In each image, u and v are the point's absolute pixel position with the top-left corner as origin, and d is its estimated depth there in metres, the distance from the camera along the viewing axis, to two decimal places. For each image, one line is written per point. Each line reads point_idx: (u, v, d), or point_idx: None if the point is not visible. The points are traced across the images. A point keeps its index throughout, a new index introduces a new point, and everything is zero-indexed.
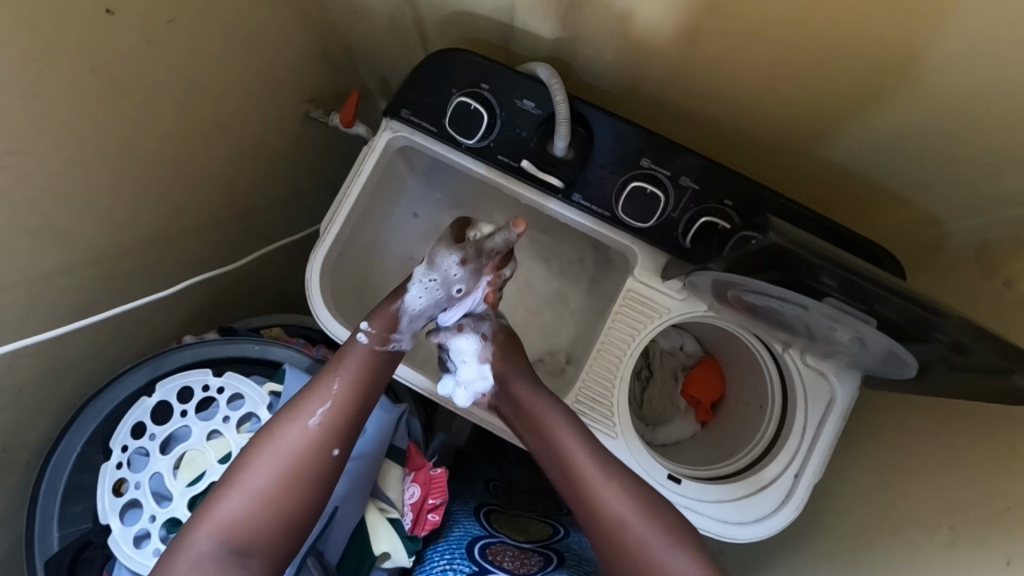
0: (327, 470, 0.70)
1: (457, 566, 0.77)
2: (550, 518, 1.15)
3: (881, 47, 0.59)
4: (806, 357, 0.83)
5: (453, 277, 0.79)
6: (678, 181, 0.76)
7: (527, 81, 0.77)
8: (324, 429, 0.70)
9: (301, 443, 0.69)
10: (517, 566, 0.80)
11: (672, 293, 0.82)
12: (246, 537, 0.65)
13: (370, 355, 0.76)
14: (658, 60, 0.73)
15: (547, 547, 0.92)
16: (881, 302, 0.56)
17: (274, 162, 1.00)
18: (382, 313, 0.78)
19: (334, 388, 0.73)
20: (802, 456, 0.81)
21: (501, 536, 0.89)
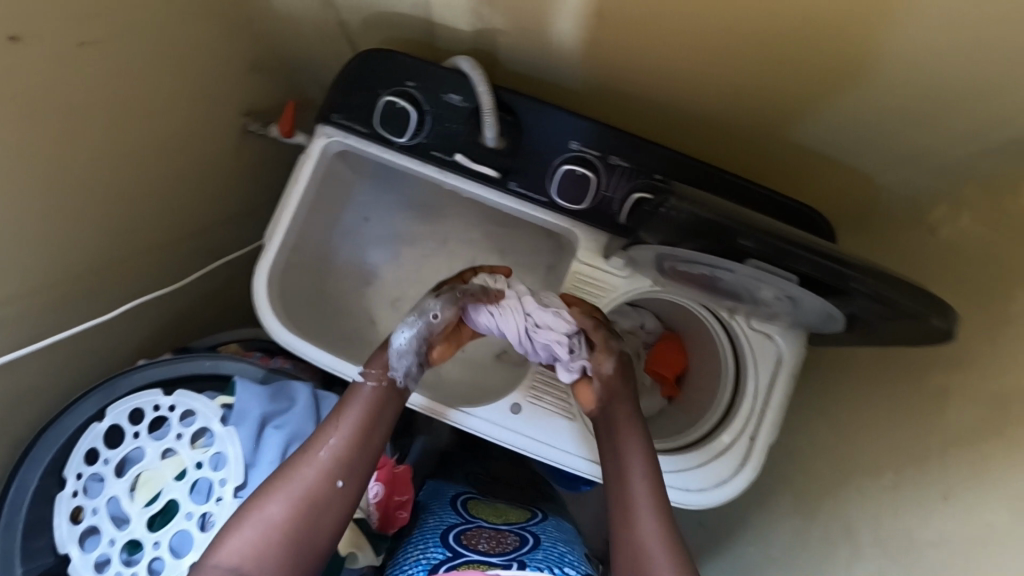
0: (334, 506, 0.68)
1: (430, 555, 0.79)
2: (531, 505, 1.17)
3: (779, 12, 0.61)
4: (751, 321, 0.85)
5: (429, 307, 0.74)
6: (609, 160, 0.77)
7: (451, 74, 0.78)
8: (331, 460, 0.69)
9: (309, 476, 0.68)
10: (491, 547, 0.83)
11: (615, 271, 0.84)
12: (257, 572, 0.64)
13: (377, 390, 0.74)
14: (577, 44, 0.74)
15: (522, 527, 0.94)
16: (798, 261, 0.57)
17: (216, 178, 1.00)
18: (374, 352, 0.75)
19: (337, 425, 0.71)
20: (756, 419, 0.83)
21: (476, 521, 0.92)
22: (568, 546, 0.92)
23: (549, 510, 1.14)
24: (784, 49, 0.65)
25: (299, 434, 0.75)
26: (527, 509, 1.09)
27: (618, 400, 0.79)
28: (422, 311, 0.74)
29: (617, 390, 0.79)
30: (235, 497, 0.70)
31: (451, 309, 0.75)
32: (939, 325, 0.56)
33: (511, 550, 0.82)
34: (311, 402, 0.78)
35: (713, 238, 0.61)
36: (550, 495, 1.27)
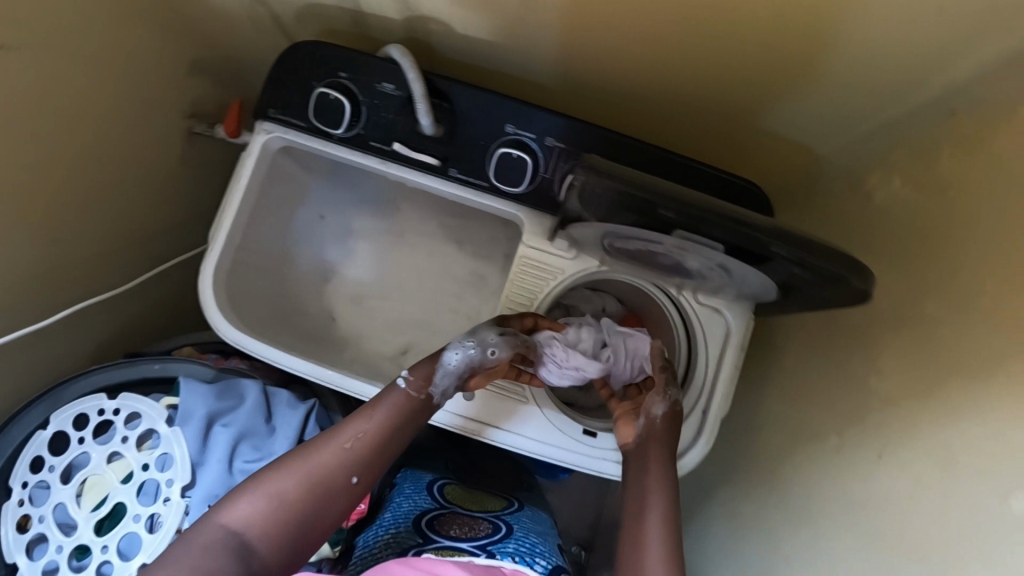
0: (339, 498, 0.69)
1: (403, 539, 0.84)
2: (510, 495, 1.18)
3: None
4: (699, 296, 0.85)
5: (489, 341, 0.76)
6: (545, 142, 0.77)
7: (383, 63, 0.78)
8: (353, 453, 0.71)
9: (328, 462, 0.69)
10: (463, 532, 0.87)
11: (562, 253, 0.84)
12: (254, 541, 0.64)
13: (408, 399, 0.76)
14: (505, 27, 0.74)
15: (498, 515, 0.98)
16: (717, 228, 0.58)
17: (163, 181, 0.99)
18: (423, 363, 0.77)
19: (369, 421, 0.73)
20: (707, 392, 0.84)
21: (452, 505, 0.96)
22: (541, 536, 0.94)
23: (526, 501, 1.15)
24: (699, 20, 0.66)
25: (248, 431, 0.75)
26: (503, 497, 1.11)
27: (652, 440, 0.79)
28: (483, 344, 0.76)
29: (660, 433, 0.79)
30: (183, 496, 0.71)
31: (508, 352, 0.76)
32: (857, 287, 0.57)
33: (482, 537, 0.86)
34: (260, 396, 0.78)
35: (637, 210, 0.61)
36: (529, 486, 1.27)
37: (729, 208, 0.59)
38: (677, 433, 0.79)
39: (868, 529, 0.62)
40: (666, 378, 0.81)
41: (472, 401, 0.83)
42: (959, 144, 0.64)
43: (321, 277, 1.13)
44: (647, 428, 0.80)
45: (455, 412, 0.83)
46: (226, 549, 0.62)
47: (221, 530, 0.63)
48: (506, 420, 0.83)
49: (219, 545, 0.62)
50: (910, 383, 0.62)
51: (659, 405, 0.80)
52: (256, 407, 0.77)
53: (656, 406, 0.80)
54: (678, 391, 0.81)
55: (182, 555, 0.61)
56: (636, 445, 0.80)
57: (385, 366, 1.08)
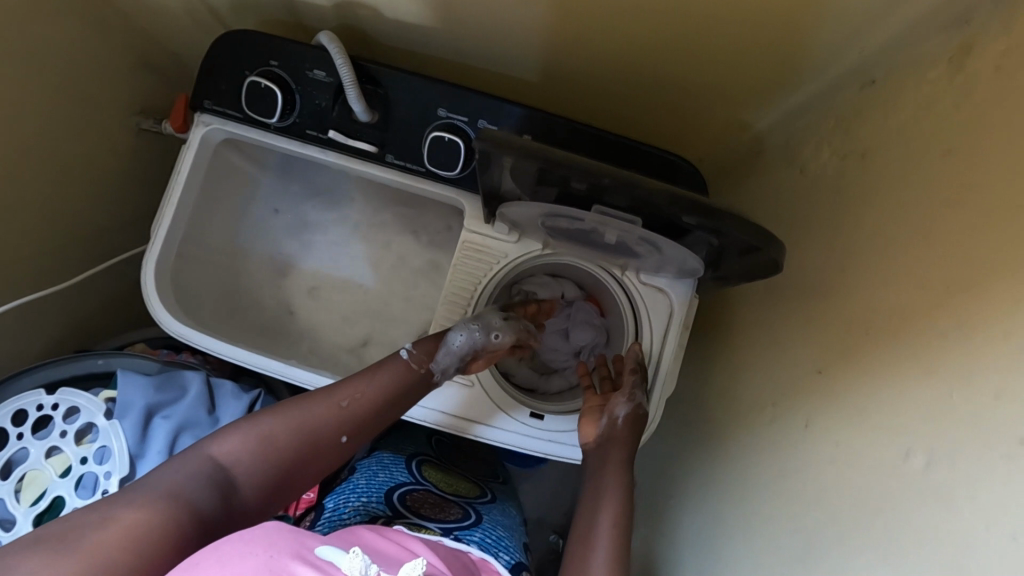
0: (325, 453, 0.69)
1: (372, 507, 0.85)
2: (483, 482, 1.17)
3: None
4: (641, 276, 0.85)
5: (494, 325, 0.83)
6: (477, 125, 0.77)
7: (314, 51, 0.77)
8: (348, 413, 0.71)
9: (324, 416, 0.69)
10: (434, 512, 0.87)
11: (503, 237, 0.85)
12: (237, 476, 0.62)
13: (405, 373, 0.77)
14: (432, 10, 0.74)
15: (470, 503, 0.98)
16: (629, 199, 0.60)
17: (111, 178, 0.99)
18: (427, 338, 0.80)
19: (369, 384, 0.74)
20: (652, 370, 0.85)
21: (426, 484, 0.97)
22: (508, 531, 0.94)
23: (497, 490, 1.15)
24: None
25: (188, 422, 0.75)
26: (475, 485, 1.11)
27: (620, 441, 0.81)
28: (485, 330, 0.82)
29: (619, 436, 0.82)
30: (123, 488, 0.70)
31: (508, 336, 0.84)
32: (771, 255, 0.58)
33: (452, 520, 0.86)
34: (201, 386, 0.78)
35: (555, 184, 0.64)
36: (501, 475, 1.27)
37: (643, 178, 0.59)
38: (637, 437, 0.82)
39: (794, 496, 0.63)
40: (637, 380, 0.83)
41: (455, 398, 0.84)
42: (880, 111, 0.64)
43: (277, 271, 1.13)
44: (608, 430, 0.83)
45: (437, 410, 0.84)
46: (209, 478, 0.59)
47: (207, 460, 0.61)
48: (490, 416, 0.84)
49: (205, 471, 0.60)
50: (835, 349, 0.62)
51: (622, 406, 0.82)
52: (197, 397, 0.77)
53: (619, 407, 0.82)
54: (645, 391, 0.83)
55: (165, 474, 0.58)
56: (601, 444, 0.83)
57: (343, 358, 1.09)
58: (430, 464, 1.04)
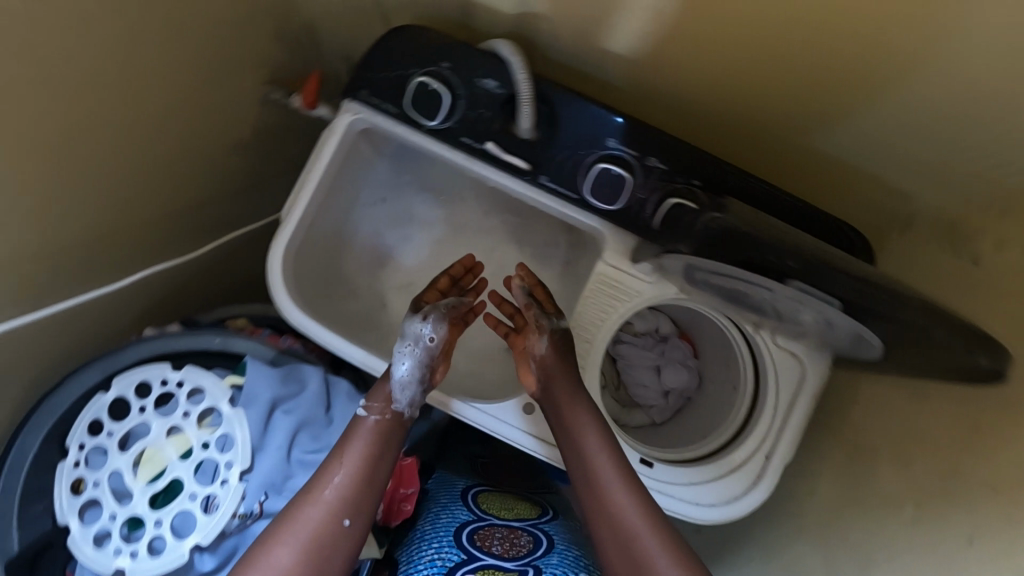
0: (341, 549, 0.66)
1: (445, 554, 0.77)
2: (534, 495, 1.12)
3: (838, 18, 0.57)
4: (776, 338, 0.82)
5: (421, 332, 0.78)
6: (645, 161, 0.74)
7: (488, 58, 0.74)
8: (335, 499, 0.67)
9: (311, 515, 0.65)
10: (506, 549, 0.80)
11: (642, 276, 0.81)
12: None
13: (375, 429, 0.73)
14: (624, 36, 0.70)
15: (534, 526, 0.92)
16: (839, 283, 0.56)
17: (234, 147, 0.97)
18: (375, 384, 0.76)
19: (342, 464, 0.69)
20: (773, 437, 0.81)
21: (489, 518, 0.89)
22: (580, 550, 0.91)
23: (556, 505, 1.08)
24: (841, 51, 0.62)
25: (308, 421, 0.74)
26: (536, 505, 1.04)
27: (586, 429, 0.77)
28: (417, 339, 0.78)
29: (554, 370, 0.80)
30: (240, 480, 0.69)
31: (441, 331, 0.79)
32: (987, 366, 0.54)
33: (527, 555, 0.80)
34: (321, 384, 0.77)
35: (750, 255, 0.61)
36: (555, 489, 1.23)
37: (846, 260, 0.58)
38: (568, 358, 0.81)
39: None
40: (535, 313, 0.84)
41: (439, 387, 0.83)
42: None
43: (375, 261, 1.11)
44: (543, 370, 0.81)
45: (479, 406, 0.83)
46: None
47: None
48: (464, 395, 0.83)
49: None
50: (1012, 465, 0.59)
51: (540, 342, 0.82)
52: (317, 396, 0.75)
53: (536, 345, 0.82)
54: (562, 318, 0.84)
55: None
56: (562, 434, 0.78)
57: None
58: (486, 491, 0.97)
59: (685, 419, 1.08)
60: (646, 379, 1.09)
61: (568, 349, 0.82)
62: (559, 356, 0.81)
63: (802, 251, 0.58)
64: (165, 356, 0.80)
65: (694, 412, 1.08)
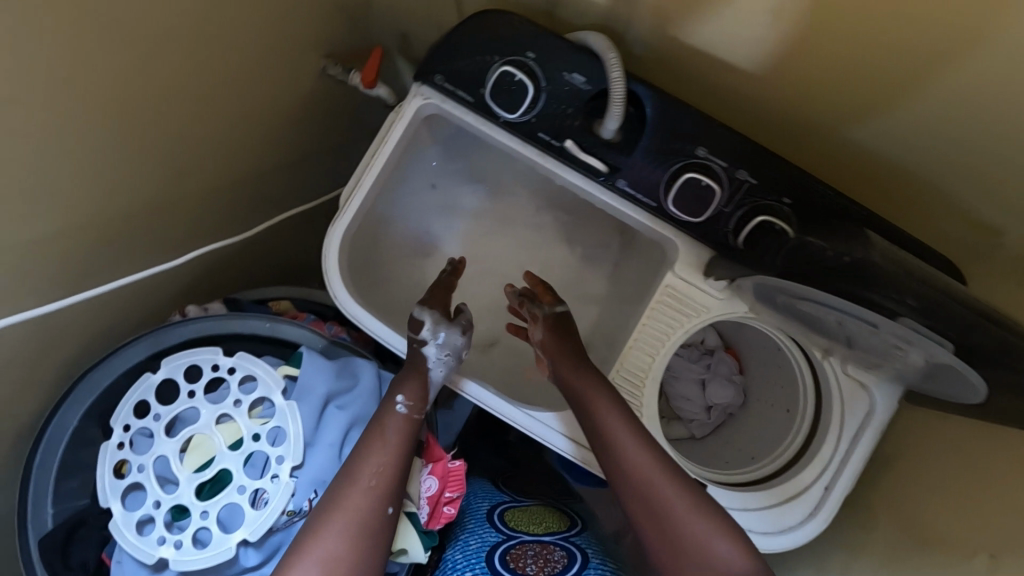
0: (383, 538, 0.63)
1: None
2: (561, 501, 1.08)
3: (969, 39, 0.53)
4: (847, 367, 0.79)
5: (459, 346, 0.77)
6: (735, 173, 0.70)
7: (577, 51, 0.69)
8: (379, 486, 0.64)
9: (357, 503, 0.62)
10: (540, 570, 0.76)
11: (713, 291, 0.78)
12: None
13: (412, 423, 0.69)
14: (731, 42, 0.66)
15: (566, 539, 0.87)
16: (954, 323, 0.52)
17: (288, 122, 0.93)
18: (413, 382, 0.72)
19: (383, 450, 0.66)
20: (835, 467, 0.79)
21: (519, 536, 0.85)
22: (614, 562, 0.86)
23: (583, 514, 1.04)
24: (940, 77, 0.58)
25: (361, 417, 0.71)
26: (564, 515, 0.98)
27: (612, 417, 0.75)
28: (443, 345, 0.76)
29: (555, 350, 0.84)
30: (291, 475, 0.66)
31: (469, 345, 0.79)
32: None
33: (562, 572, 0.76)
34: (375, 380, 0.73)
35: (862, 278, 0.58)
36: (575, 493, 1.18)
37: (964, 298, 0.54)
38: (561, 332, 0.85)
39: None
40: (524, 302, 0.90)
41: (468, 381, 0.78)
42: None
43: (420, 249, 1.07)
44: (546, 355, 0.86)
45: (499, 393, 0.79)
46: None
47: None
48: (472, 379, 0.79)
49: None
50: None
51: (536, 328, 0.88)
52: (372, 393, 0.72)
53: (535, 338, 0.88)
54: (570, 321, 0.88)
55: None
56: (589, 424, 0.75)
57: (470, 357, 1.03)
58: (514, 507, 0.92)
59: (726, 436, 1.05)
60: (689, 392, 1.07)
61: (561, 326, 0.87)
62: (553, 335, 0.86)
63: (919, 287, 0.53)
64: (213, 338, 0.77)
65: (736, 430, 1.04)
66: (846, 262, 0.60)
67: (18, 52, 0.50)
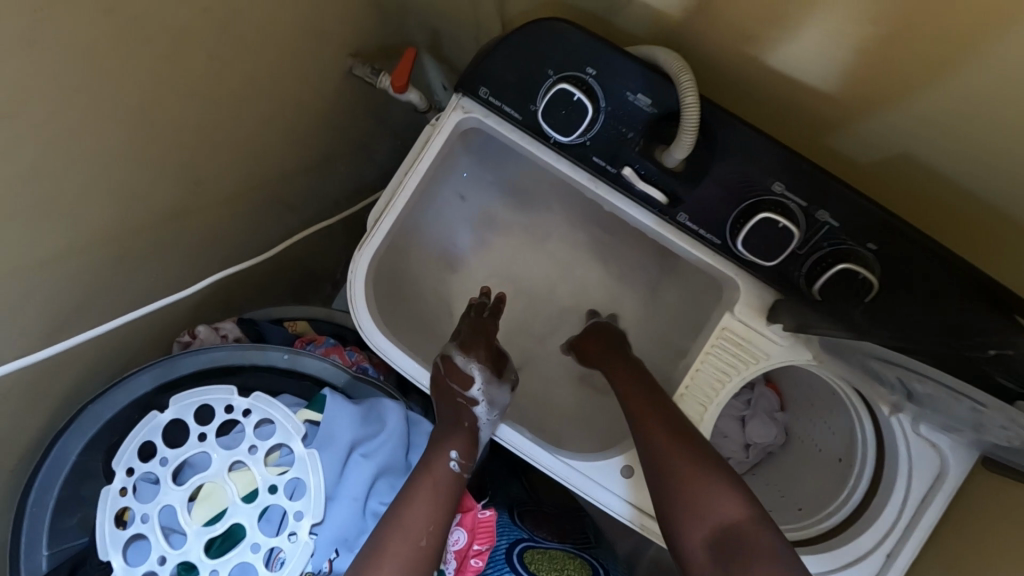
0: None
1: None
2: (580, 548, 0.98)
3: None
4: (918, 426, 0.72)
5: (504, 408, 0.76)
6: (814, 213, 0.62)
7: (642, 69, 0.61)
8: (431, 548, 0.60)
9: (407, 563, 0.58)
10: None
11: (776, 338, 0.71)
12: None
13: (458, 480, 0.67)
14: (823, 67, 0.58)
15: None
16: None
17: (311, 125, 0.85)
18: (468, 441, 0.69)
19: (435, 505, 0.62)
20: (899, 534, 0.72)
21: None
22: None
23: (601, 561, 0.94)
24: (985, 91, 0.50)
25: (386, 467, 0.65)
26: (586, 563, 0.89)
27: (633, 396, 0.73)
28: (492, 405, 0.74)
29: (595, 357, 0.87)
30: (311, 533, 0.60)
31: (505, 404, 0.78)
32: None
33: None
34: (403, 423, 0.67)
35: (980, 365, 0.49)
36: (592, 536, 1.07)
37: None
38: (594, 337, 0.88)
39: None
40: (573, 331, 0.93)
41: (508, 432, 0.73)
42: None
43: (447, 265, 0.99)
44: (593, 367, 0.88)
45: (531, 437, 0.74)
46: None
47: None
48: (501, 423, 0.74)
49: None
50: None
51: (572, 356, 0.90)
52: (401, 439, 0.66)
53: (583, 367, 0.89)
54: (626, 343, 0.87)
55: None
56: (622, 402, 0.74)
57: None
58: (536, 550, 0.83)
59: (763, 476, 0.99)
60: (727, 429, 1.00)
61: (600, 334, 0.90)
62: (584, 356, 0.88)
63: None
64: (226, 370, 0.71)
65: (776, 472, 0.97)
66: (992, 356, 0.49)
67: (14, 58, 0.42)
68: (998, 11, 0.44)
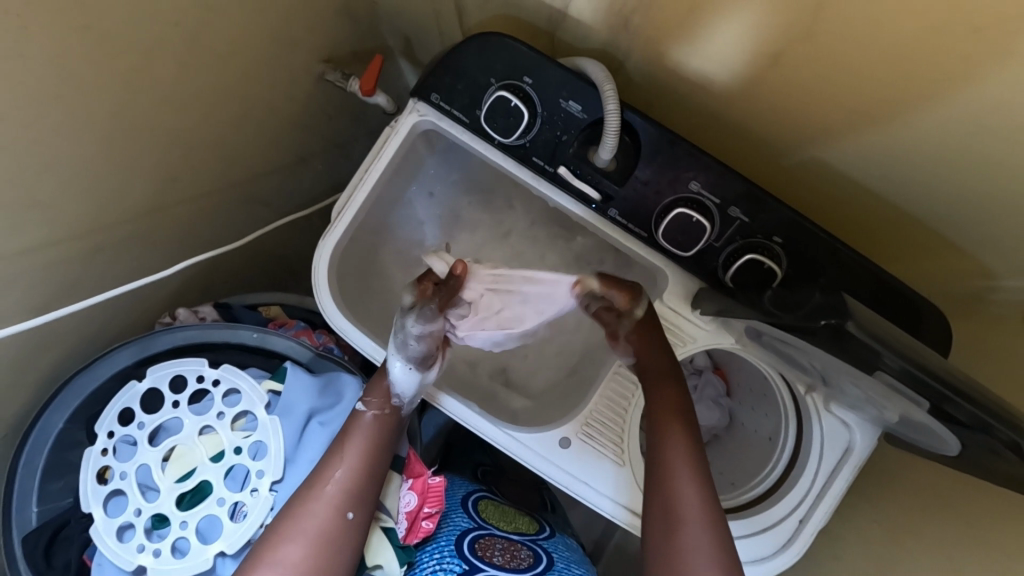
0: (346, 540, 0.66)
1: (446, 565, 0.73)
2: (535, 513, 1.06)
3: (966, 93, 0.52)
4: (828, 405, 0.80)
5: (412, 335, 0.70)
6: (725, 209, 0.70)
7: (571, 78, 0.69)
8: (341, 492, 0.67)
9: (318, 510, 0.65)
10: (507, 561, 0.75)
11: (699, 323, 0.78)
12: None
13: (374, 426, 0.71)
14: (734, 77, 0.65)
15: (534, 541, 0.85)
16: (880, 360, 0.51)
17: (284, 125, 0.92)
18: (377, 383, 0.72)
19: (343, 460, 0.68)
20: (810, 502, 0.79)
21: (489, 527, 0.83)
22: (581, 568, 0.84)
23: (553, 523, 1.02)
24: (836, 83, 0.58)
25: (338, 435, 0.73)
26: (534, 521, 0.95)
27: (673, 427, 0.75)
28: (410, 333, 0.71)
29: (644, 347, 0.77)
30: (270, 490, 0.68)
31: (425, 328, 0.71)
32: None
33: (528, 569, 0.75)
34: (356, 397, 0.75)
35: (852, 352, 0.53)
36: (550, 504, 1.12)
37: (964, 381, 0.50)
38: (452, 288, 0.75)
39: None
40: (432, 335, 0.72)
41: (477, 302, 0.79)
42: None
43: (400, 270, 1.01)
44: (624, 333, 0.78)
45: (479, 411, 0.79)
46: None
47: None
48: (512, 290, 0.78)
49: None
50: None
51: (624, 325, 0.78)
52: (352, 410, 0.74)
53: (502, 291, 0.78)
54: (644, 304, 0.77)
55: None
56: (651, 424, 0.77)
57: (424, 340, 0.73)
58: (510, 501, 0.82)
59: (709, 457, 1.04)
60: None
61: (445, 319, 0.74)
62: (644, 338, 0.77)
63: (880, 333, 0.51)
64: (199, 346, 0.78)
65: (718, 453, 1.04)
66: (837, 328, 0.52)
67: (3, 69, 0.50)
68: (824, 16, 0.52)
